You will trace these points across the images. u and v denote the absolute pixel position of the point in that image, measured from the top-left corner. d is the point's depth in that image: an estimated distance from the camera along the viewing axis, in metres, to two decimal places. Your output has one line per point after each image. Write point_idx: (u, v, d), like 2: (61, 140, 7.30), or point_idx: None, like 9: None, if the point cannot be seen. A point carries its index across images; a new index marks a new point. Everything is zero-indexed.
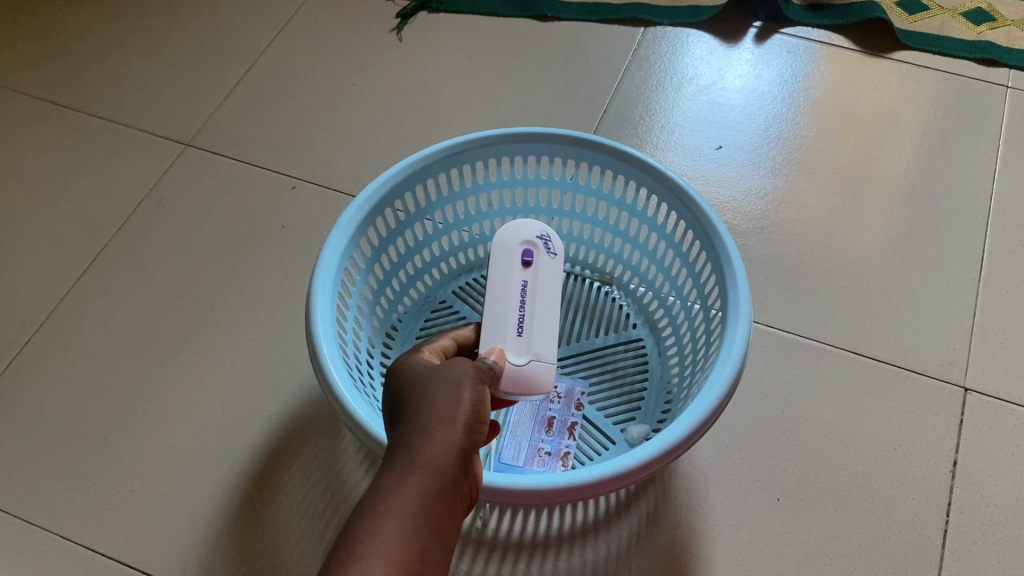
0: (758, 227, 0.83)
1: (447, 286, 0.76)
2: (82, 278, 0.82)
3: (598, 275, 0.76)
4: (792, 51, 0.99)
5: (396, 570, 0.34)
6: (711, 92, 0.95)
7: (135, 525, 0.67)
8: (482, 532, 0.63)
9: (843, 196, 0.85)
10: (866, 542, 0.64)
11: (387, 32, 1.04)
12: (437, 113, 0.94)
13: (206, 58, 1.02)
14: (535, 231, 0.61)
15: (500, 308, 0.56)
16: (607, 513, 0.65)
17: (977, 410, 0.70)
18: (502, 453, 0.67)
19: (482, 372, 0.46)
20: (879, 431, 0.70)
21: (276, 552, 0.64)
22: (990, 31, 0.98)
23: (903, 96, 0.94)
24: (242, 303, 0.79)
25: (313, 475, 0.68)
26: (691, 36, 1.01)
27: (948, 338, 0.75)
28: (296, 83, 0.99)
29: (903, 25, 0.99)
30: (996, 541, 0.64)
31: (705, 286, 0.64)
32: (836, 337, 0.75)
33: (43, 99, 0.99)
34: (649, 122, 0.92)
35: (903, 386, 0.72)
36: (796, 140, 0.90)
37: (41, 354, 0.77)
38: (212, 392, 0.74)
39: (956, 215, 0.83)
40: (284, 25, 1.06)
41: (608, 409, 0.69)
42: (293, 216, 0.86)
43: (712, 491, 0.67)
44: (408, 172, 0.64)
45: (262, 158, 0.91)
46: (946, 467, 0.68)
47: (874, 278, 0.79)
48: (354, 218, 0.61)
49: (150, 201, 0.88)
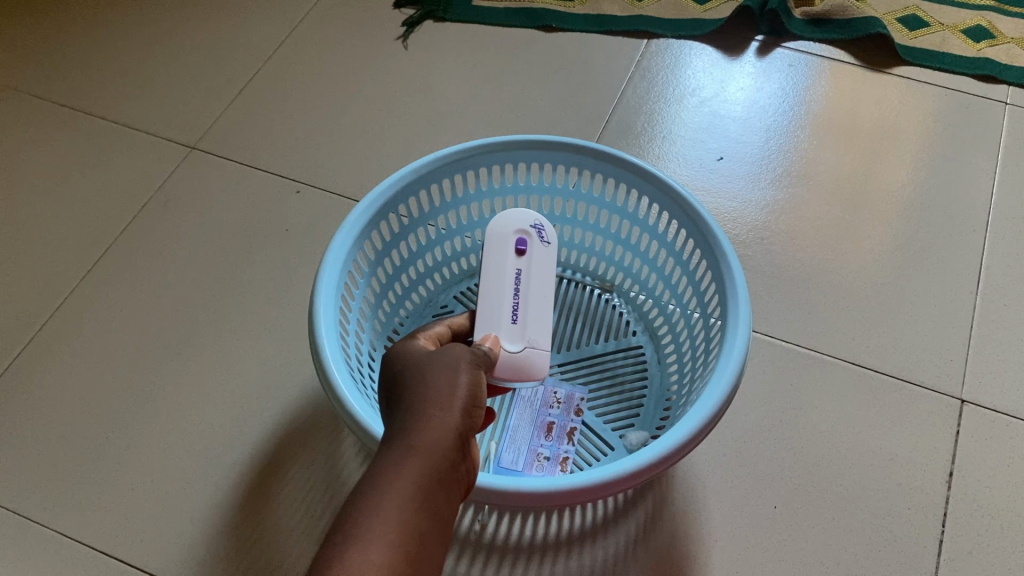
0: (758, 239, 0.84)
1: (448, 290, 0.77)
2: (86, 277, 0.83)
3: (598, 282, 0.76)
4: (794, 65, 0.99)
5: (394, 549, 0.34)
6: (712, 103, 0.96)
7: (135, 524, 0.67)
8: (479, 535, 0.63)
9: (844, 208, 0.86)
10: (862, 550, 0.65)
11: (394, 39, 1.05)
12: (441, 120, 0.95)
13: (212, 63, 1.03)
14: (529, 220, 0.61)
15: (494, 296, 0.56)
16: (605, 518, 0.65)
17: (973, 421, 0.71)
18: (501, 457, 0.67)
19: (479, 358, 0.46)
20: (876, 441, 0.70)
21: (275, 552, 0.64)
22: (990, 48, 0.98)
23: (902, 110, 0.94)
24: (244, 305, 0.80)
25: (313, 476, 0.68)
26: (693, 49, 1.01)
27: (945, 349, 0.75)
28: (302, 89, 1.00)
29: (904, 41, 1.00)
30: (992, 552, 0.64)
31: (706, 293, 0.64)
32: (834, 348, 0.76)
33: (49, 100, 1.00)
34: (652, 132, 0.93)
35: (901, 398, 0.72)
36: (797, 153, 0.91)
37: (44, 352, 0.78)
38: (214, 391, 0.74)
39: (955, 228, 0.84)
40: (291, 32, 1.06)
41: (607, 416, 0.69)
42: (298, 219, 0.86)
43: (711, 498, 0.67)
44: (412, 177, 0.65)
45: (267, 162, 0.92)
46: (943, 477, 0.68)
47: (873, 289, 0.80)
48: (358, 221, 0.61)
49: (155, 202, 0.89)
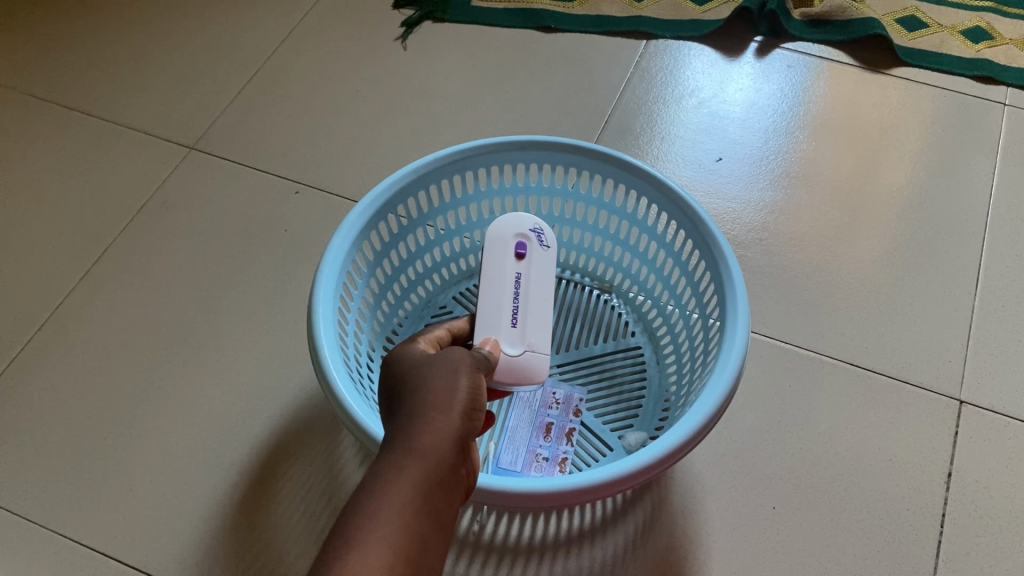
0: (756, 240, 0.84)
1: (447, 291, 0.77)
2: (85, 277, 0.83)
3: (597, 283, 0.76)
4: (793, 66, 0.99)
5: (395, 550, 0.34)
6: (711, 104, 0.96)
7: (133, 524, 0.67)
8: (478, 536, 0.63)
9: (843, 210, 0.86)
10: (861, 551, 0.65)
11: (393, 40, 1.05)
12: (440, 121, 0.95)
13: (211, 63, 1.03)
14: (528, 224, 0.61)
15: (494, 299, 0.57)
16: (603, 519, 0.65)
17: (972, 422, 0.71)
18: (500, 457, 0.67)
19: (479, 362, 0.47)
20: (874, 442, 0.70)
21: (274, 552, 0.64)
22: (989, 50, 0.98)
23: (901, 112, 0.94)
24: (243, 305, 0.80)
25: (312, 477, 0.68)
26: (692, 50, 1.01)
27: (944, 350, 0.75)
28: (301, 90, 1.00)
29: (903, 42, 1.00)
30: (990, 553, 0.64)
31: (705, 294, 0.64)
32: (833, 349, 0.76)
33: (47, 100, 1.00)
34: (651, 133, 0.93)
35: (900, 399, 0.72)
36: (796, 154, 0.91)
37: (42, 352, 0.78)
38: (213, 391, 0.74)
39: (954, 229, 0.84)
40: (290, 32, 1.06)
41: (606, 416, 0.69)
42: (297, 220, 0.86)
43: (709, 498, 0.67)
44: (411, 177, 0.65)
45: (266, 163, 0.92)
46: (941, 479, 0.68)
47: (872, 290, 0.80)
48: (358, 221, 0.61)
49: (154, 202, 0.89)
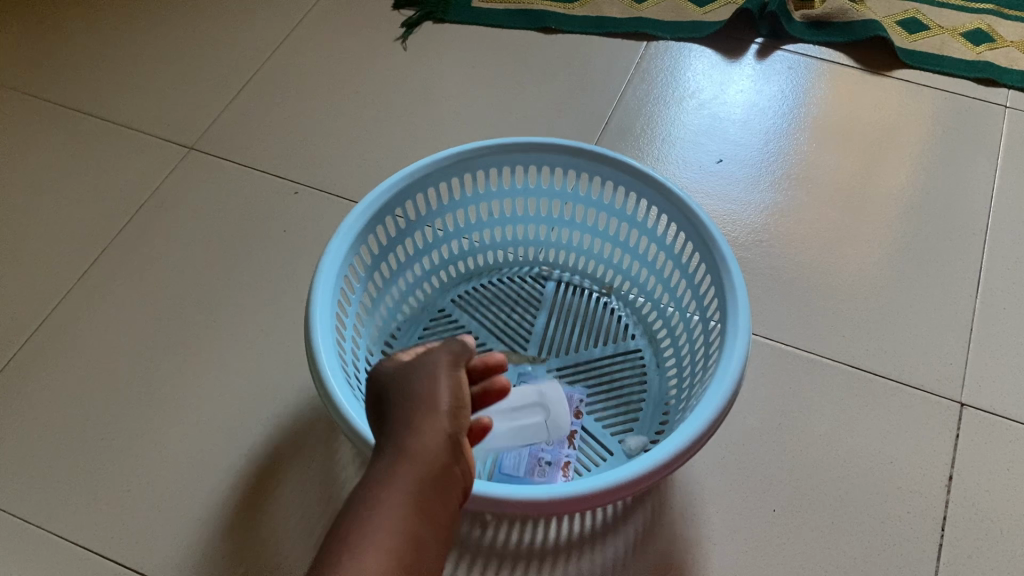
0: (757, 242, 0.84)
1: (447, 294, 0.76)
2: (83, 277, 0.83)
3: (598, 285, 0.76)
4: (793, 67, 0.99)
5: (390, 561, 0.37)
6: (712, 106, 0.96)
7: (131, 524, 0.67)
8: (478, 540, 0.63)
9: (842, 212, 0.86)
10: (861, 554, 0.65)
11: (393, 40, 1.05)
12: (440, 122, 0.95)
13: (210, 63, 1.03)
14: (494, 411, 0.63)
15: None
16: (603, 524, 0.65)
17: (973, 425, 0.71)
18: (502, 462, 0.66)
19: (461, 354, 0.48)
20: (874, 444, 0.70)
21: (271, 554, 0.64)
22: (989, 52, 0.98)
23: (902, 113, 0.94)
24: (242, 305, 0.80)
25: (308, 477, 0.68)
26: (693, 52, 1.01)
27: (944, 352, 0.75)
28: (300, 90, 0.99)
29: (903, 43, 1.00)
30: (991, 556, 0.64)
31: (705, 298, 0.64)
32: (833, 351, 0.75)
33: (46, 100, 0.99)
34: (651, 134, 0.93)
35: (901, 402, 0.72)
36: (797, 156, 0.91)
37: (41, 351, 0.77)
38: (211, 391, 0.74)
39: (955, 232, 0.84)
40: (290, 33, 1.06)
41: (606, 420, 0.68)
42: (296, 220, 0.86)
43: (710, 501, 0.67)
44: (408, 181, 0.64)
45: (266, 163, 0.92)
46: (941, 483, 0.68)
47: (872, 293, 0.79)
48: (354, 225, 0.61)
49: (153, 202, 0.89)
